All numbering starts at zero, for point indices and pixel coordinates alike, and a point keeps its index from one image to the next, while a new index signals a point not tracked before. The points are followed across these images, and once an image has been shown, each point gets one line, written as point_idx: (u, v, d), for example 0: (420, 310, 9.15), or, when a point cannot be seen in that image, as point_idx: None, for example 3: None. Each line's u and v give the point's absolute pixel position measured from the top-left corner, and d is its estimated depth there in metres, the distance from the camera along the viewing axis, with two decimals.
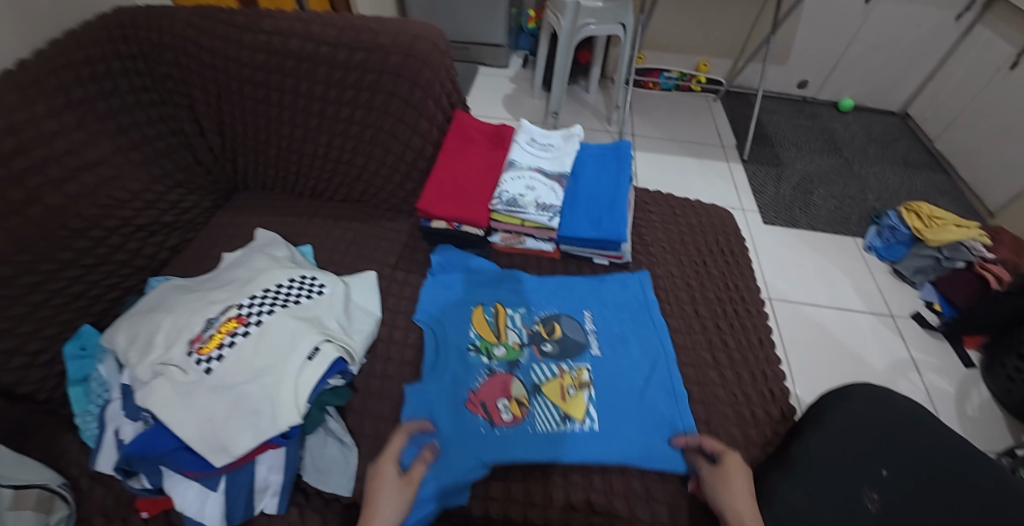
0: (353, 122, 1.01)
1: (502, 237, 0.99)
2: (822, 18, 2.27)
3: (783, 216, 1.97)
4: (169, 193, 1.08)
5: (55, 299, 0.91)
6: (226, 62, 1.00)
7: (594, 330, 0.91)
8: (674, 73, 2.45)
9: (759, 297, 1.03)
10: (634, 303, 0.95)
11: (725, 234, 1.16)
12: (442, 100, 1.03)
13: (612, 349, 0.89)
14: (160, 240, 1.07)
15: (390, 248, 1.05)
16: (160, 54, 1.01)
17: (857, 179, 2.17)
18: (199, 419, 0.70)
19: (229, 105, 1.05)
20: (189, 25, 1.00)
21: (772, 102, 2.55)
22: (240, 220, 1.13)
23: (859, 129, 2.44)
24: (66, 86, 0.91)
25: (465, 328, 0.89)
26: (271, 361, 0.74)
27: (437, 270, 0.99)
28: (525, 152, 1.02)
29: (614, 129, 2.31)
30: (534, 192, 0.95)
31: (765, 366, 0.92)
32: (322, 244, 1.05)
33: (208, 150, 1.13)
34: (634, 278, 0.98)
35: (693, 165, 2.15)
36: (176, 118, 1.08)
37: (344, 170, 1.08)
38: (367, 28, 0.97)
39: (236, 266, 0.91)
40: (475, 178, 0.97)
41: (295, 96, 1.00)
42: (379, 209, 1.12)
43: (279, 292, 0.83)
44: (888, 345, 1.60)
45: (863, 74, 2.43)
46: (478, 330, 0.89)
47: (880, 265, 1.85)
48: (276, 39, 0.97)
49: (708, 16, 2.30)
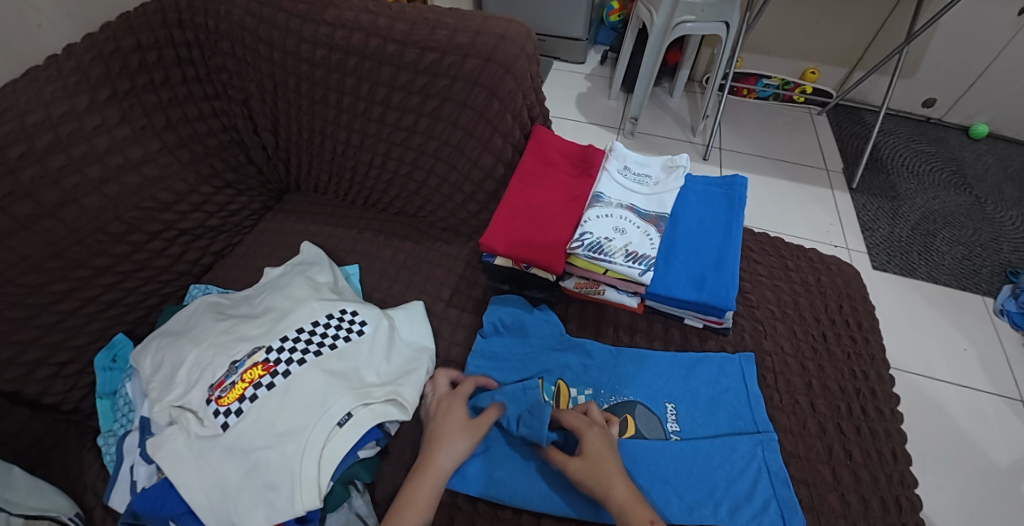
0: (416, 133, 0.88)
1: (576, 283, 0.83)
2: (965, 28, 1.91)
3: (897, 261, 1.68)
4: (218, 195, 1.00)
5: (88, 307, 0.84)
6: (283, 56, 0.89)
7: (676, 431, 0.73)
8: (775, 80, 2.19)
9: (892, 392, 0.82)
10: (731, 391, 0.77)
11: (849, 299, 0.94)
12: (522, 113, 0.87)
13: (700, 456, 0.70)
14: (204, 245, 0.99)
15: (444, 279, 0.91)
16: (215, 42, 0.92)
17: (989, 223, 1.82)
18: (210, 485, 0.61)
19: (285, 104, 0.94)
20: (247, 12, 0.89)
21: (890, 121, 2.20)
22: (288, 228, 1.04)
23: (994, 162, 2.06)
24: (113, 75, 0.84)
25: None
26: (296, 426, 0.63)
27: (489, 330, 0.83)
28: (616, 183, 0.84)
29: (699, 140, 2.07)
30: (624, 236, 0.78)
31: (900, 491, 0.72)
32: (370, 266, 0.94)
33: (261, 149, 1.04)
34: (733, 359, 0.80)
35: (789, 190, 1.88)
36: (229, 114, 0.99)
37: (402, 184, 0.96)
38: (442, 24, 0.82)
39: (274, 290, 0.80)
40: (553, 211, 0.80)
41: (355, 98, 0.88)
42: (437, 228, 0.99)
43: (314, 333, 0.71)
44: (1017, 436, 1.30)
45: (1008, 97, 2.05)
46: None
47: (1012, 334, 1.51)
48: (339, 33, 0.84)
49: (825, 17, 2.00)
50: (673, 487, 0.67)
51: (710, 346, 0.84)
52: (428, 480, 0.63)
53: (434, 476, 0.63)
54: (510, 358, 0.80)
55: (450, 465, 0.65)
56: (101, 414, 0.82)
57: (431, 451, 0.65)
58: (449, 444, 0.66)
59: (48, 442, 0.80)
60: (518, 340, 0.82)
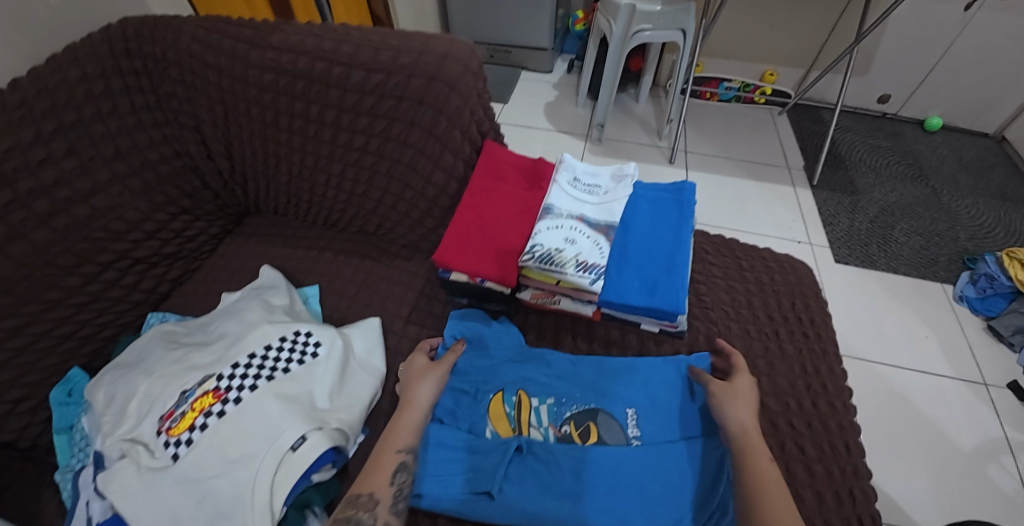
0: (368, 153, 0.88)
1: (532, 294, 0.83)
2: (912, 26, 1.99)
3: (858, 254, 1.73)
4: (173, 221, 0.99)
5: (41, 342, 0.83)
6: (232, 81, 0.89)
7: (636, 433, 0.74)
8: (736, 83, 2.23)
9: (843, 385, 0.85)
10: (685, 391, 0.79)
11: (801, 296, 0.97)
12: (471, 129, 0.88)
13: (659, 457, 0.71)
14: (161, 272, 0.99)
15: (402, 296, 0.92)
16: (164, 70, 0.92)
17: (945, 212, 1.89)
18: (161, 518, 0.60)
19: (237, 128, 0.94)
20: (194, 39, 0.90)
21: (848, 118, 2.27)
22: (247, 251, 1.04)
23: (948, 153, 2.13)
24: (59, 107, 0.83)
25: (481, 423, 0.75)
26: (248, 452, 0.63)
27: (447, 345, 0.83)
28: (567, 195, 0.85)
29: (665, 144, 2.11)
30: (575, 246, 0.79)
31: (854, 483, 0.74)
32: (329, 286, 0.94)
33: (217, 174, 1.03)
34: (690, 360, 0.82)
35: (753, 189, 1.92)
36: (181, 140, 0.98)
37: (359, 203, 0.96)
38: (386, 45, 0.84)
39: (229, 316, 0.81)
40: (505, 225, 0.82)
41: (305, 120, 0.88)
42: (396, 245, 0.99)
43: (267, 356, 0.71)
44: (979, 419, 1.35)
45: (958, 91, 2.13)
46: (495, 426, 0.75)
47: (973, 320, 1.57)
48: (285, 57, 0.85)
49: (779, 21, 2.06)
50: (633, 493, 0.68)
51: (666, 349, 0.86)
52: (410, 411, 0.68)
53: (417, 408, 0.69)
54: (470, 372, 0.80)
55: (429, 395, 0.71)
56: (58, 449, 0.81)
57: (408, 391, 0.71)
58: (422, 380, 0.72)
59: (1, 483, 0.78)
60: (479, 354, 0.82)
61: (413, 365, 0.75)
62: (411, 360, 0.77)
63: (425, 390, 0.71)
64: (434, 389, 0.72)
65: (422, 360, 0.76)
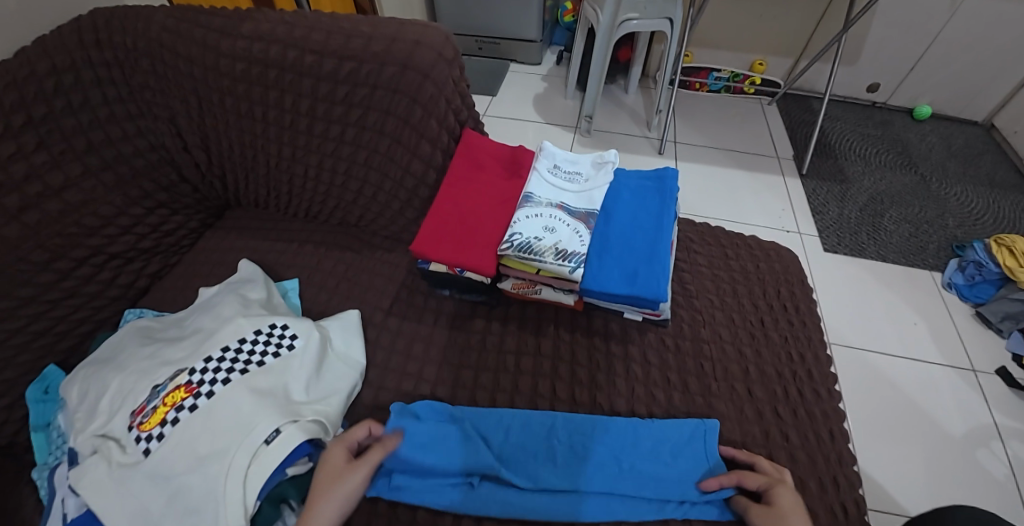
0: (345, 143, 0.87)
1: (513, 284, 0.82)
2: (899, 14, 1.98)
3: (847, 242, 1.72)
4: (150, 215, 0.97)
5: (13, 340, 0.82)
6: (204, 71, 0.87)
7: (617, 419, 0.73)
8: (725, 73, 2.22)
9: (828, 372, 0.84)
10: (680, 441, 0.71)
11: (786, 283, 0.97)
12: (449, 117, 0.86)
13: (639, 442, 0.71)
14: (138, 267, 0.97)
15: (383, 288, 0.90)
16: (135, 61, 0.91)
17: (935, 200, 1.89)
18: (132, 514, 0.59)
19: (213, 119, 0.93)
20: (164, 29, 0.88)
21: (837, 107, 2.26)
22: (227, 245, 1.02)
23: (938, 141, 2.13)
24: (28, 100, 0.81)
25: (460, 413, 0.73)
26: (219, 447, 0.61)
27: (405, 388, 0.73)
28: (547, 183, 0.84)
29: (654, 135, 2.10)
30: (554, 234, 0.78)
31: (838, 470, 0.74)
32: (309, 279, 0.92)
33: (194, 167, 1.02)
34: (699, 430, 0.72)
35: (742, 179, 1.91)
36: (156, 132, 0.97)
37: (339, 194, 0.95)
38: (358, 32, 0.82)
39: (205, 311, 0.79)
40: (484, 214, 0.80)
41: (281, 111, 0.87)
42: (378, 237, 0.98)
43: (241, 349, 0.70)
44: (967, 405, 1.35)
45: (946, 78, 2.12)
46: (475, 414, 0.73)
47: (961, 307, 1.58)
48: (257, 46, 0.83)
49: (767, 9, 2.05)
50: (613, 477, 0.67)
51: (649, 338, 0.85)
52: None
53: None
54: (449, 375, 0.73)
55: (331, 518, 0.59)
56: (35, 447, 0.80)
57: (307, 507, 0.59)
58: (327, 496, 0.59)
59: None
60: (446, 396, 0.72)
61: (326, 466, 0.62)
62: (329, 453, 0.64)
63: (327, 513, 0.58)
64: (340, 507, 0.59)
65: (341, 459, 0.63)
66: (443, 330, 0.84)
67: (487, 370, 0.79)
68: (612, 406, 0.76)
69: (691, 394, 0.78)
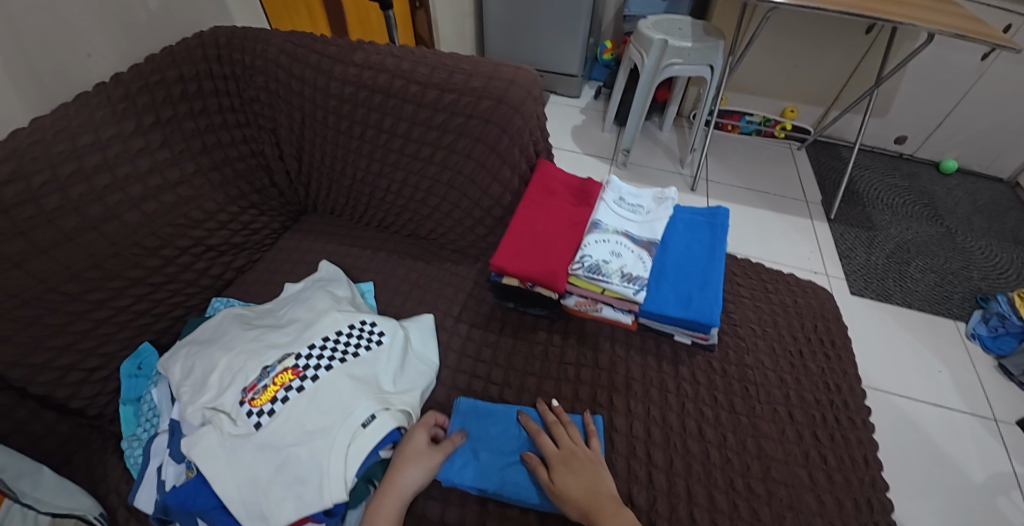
0: (432, 163, 0.96)
1: (576, 300, 0.89)
2: (929, 73, 2.08)
3: (873, 287, 1.78)
4: (242, 214, 1.07)
5: (119, 316, 0.90)
6: (313, 91, 0.98)
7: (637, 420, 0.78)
8: (757, 117, 2.33)
9: (863, 403, 0.90)
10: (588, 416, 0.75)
11: (824, 319, 1.03)
12: (528, 148, 0.95)
13: None
14: (228, 261, 1.06)
15: (453, 296, 0.98)
16: (250, 77, 1.02)
17: (959, 252, 1.95)
18: (242, 480, 0.66)
19: (311, 133, 1.03)
20: (282, 51, 1.00)
21: (865, 156, 2.35)
22: (305, 247, 1.12)
23: (964, 195, 2.19)
24: (157, 103, 0.94)
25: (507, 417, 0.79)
26: (327, 424, 0.70)
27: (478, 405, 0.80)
28: (613, 213, 0.93)
29: (687, 172, 2.19)
30: (620, 259, 0.86)
31: (872, 494, 0.78)
32: (384, 283, 1.01)
33: (284, 174, 1.12)
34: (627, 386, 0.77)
35: (772, 219, 1.99)
36: (257, 140, 1.07)
37: (416, 208, 1.04)
38: (458, 69, 0.93)
39: (297, 304, 0.88)
40: (556, 236, 0.87)
41: (377, 131, 0.96)
42: (446, 250, 1.07)
43: (338, 341, 0.78)
44: (988, 452, 1.38)
45: (972, 135, 2.20)
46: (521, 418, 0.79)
47: (985, 357, 1.61)
48: (366, 74, 0.94)
49: (801, 61, 2.15)
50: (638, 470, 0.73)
51: (697, 361, 0.91)
52: (386, 503, 0.66)
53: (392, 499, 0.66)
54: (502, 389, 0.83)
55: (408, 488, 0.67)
56: (125, 418, 0.87)
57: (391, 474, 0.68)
58: (410, 466, 0.68)
59: (73, 446, 0.84)
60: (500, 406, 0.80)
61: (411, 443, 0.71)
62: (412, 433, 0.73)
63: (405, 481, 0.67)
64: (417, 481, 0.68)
65: (422, 439, 0.72)
66: (508, 338, 0.90)
67: (550, 378, 0.85)
68: (664, 418, 0.82)
69: (737, 414, 0.84)
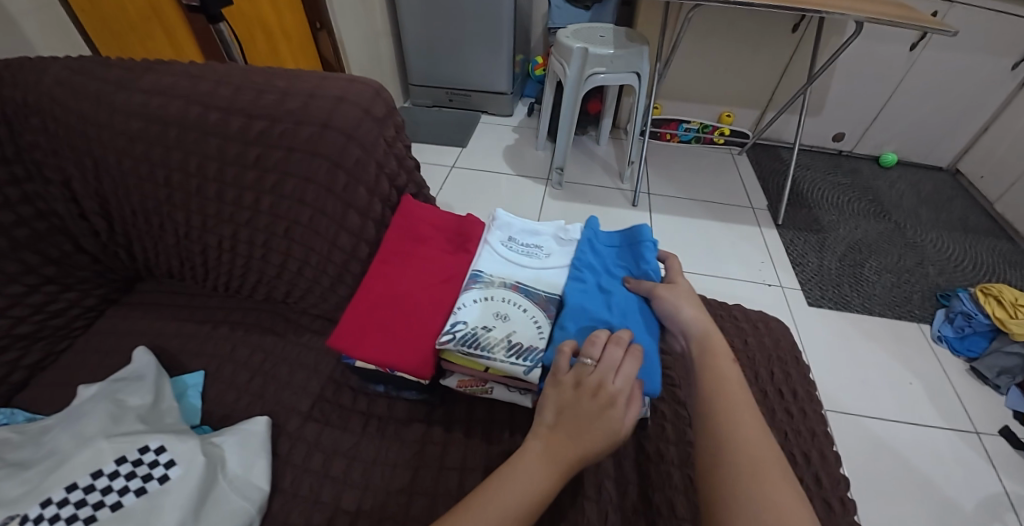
0: (260, 212, 0.74)
1: (460, 381, 0.67)
2: (861, 67, 2.00)
3: (832, 295, 1.64)
4: (32, 294, 0.80)
5: None
6: (104, 130, 0.74)
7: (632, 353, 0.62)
8: (694, 124, 2.20)
9: (838, 474, 0.70)
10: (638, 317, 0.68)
11: (780, 366, 0.86)
12: (382, 183, 0.74)
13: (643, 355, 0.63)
14: (14, 357, 0.78)
15: (307, 384, 0.74)
16: (25, 117, 0.77)
17: (912, 247, 1.84)
18: None
19: (111, 183, 0.78)
20: (58, 82, 0.75)
21: (805, 156, 2.25)
22: (126, 327, 0.86)
23: (907, 188, 2.12)
24: None
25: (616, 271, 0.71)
26: None
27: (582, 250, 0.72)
28: (500, 259, 0.69)
29: (627, 187, 2.03)
30: (506, 322, 0.62)
31: None
32: (218, 371, 0.76)
33: (94, 236, 0.86)
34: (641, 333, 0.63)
35: (720, 231, 1.84)
36: (46, 197, 0.80)
37: (260, 268, 0.80)
38: (271, 87, 0.73)
39: (69, 424, 0.62)
40: (420, 299, 0.65)
41: (186, 176, 0.74)
42: (308, 316, 0.83)
43: (92, 490, 0.54)
44: (974, 473, 1.22)
45: (908, 127, 2.14)
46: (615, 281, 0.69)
47: (955, 362, 1.48)
48: (155, 101, 0.73)
49: (732, 63, 2.05)
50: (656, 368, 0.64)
51: (626, 444, 0.72)
52: (557, 463, 0.49)
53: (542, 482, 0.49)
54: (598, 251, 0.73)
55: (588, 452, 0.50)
56: None
57: (565, 424, 0.51)
58: (593, 425, 0.51)
59: None
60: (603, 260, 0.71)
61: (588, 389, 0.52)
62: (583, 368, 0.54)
63: (583, 438, 0.50)
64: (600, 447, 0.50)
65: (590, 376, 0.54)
66: (373, 440, 0.67)
67: (426, 495, 0.62)
68: None
69: (681, 518, 0.63)
